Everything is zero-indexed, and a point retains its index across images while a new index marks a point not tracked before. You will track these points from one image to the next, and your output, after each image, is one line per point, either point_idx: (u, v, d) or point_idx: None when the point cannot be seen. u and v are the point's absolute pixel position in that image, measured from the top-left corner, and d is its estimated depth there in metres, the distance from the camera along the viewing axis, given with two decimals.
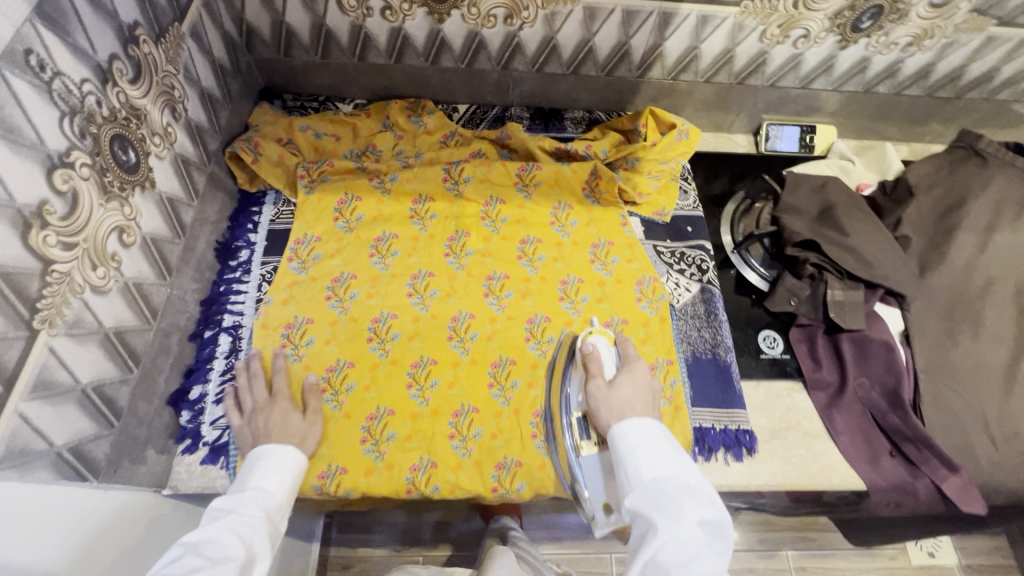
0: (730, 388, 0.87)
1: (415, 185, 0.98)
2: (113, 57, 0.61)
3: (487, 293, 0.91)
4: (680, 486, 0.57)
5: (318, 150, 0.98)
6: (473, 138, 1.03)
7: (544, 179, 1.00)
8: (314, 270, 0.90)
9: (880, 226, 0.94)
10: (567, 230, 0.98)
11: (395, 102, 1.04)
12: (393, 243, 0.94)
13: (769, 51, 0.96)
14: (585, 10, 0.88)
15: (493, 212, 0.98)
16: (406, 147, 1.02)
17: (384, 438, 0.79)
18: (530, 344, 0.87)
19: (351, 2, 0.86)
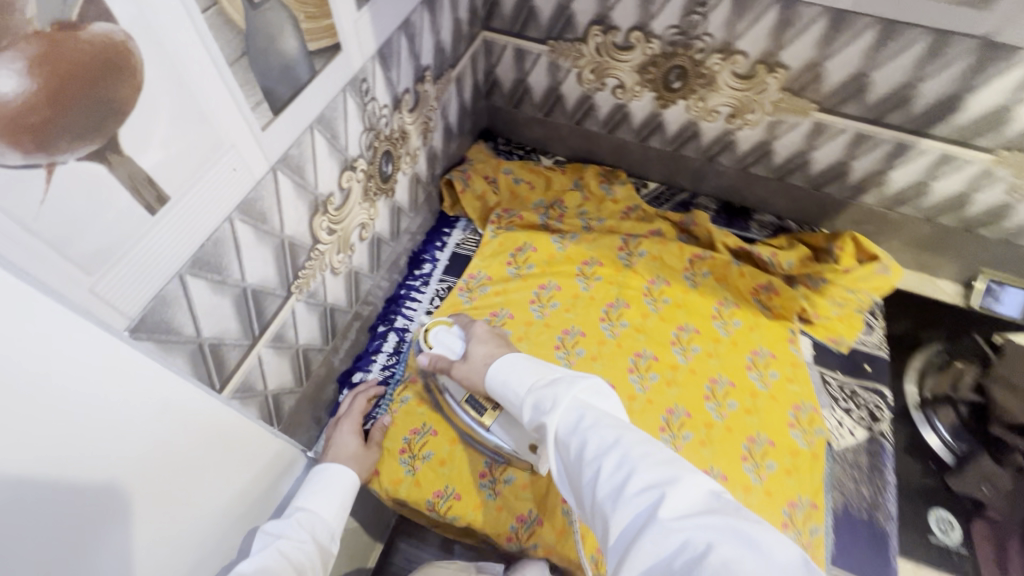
0: (884, 559, 0.76)
1: (589, 247, 1.02)
2: (406, 90, 0.74)
3: (631, 369, 0.91)
4: (552, 380, 0.60)
5: (513, 195, 1.07)
6: (655, 216, 1.06)
7: (715, 271, 1.00)
8: (479, 298, 0.97)
9: None
10: (728, 329, 0.95)
11: (592, 166, 1.11)
12: (554, 295, 0.98)
13: (1014, 205, 0.87)
14: (813, 125, 0.87)
15: (656, 291, 0.98)
16: (590, 210, 1.07)
17: (502, 480, 0.81)
18: (663, 434, 0.86)
19: (589, 76, 0.95)
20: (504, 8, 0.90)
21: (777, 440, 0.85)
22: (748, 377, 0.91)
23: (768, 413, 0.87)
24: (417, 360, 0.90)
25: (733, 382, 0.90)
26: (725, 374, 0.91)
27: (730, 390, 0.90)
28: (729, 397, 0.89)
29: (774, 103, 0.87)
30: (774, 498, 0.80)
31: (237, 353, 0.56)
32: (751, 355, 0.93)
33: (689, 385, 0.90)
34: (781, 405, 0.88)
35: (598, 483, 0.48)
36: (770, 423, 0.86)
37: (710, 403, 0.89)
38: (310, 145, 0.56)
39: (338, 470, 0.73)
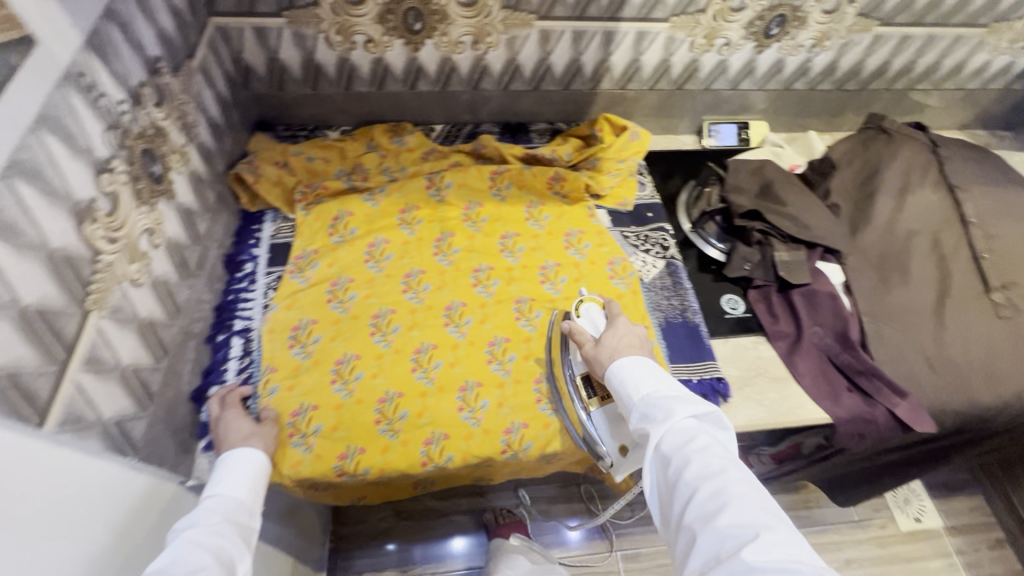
0: (699, 343, 0.97)
1: (402, 196, 1.08)
2: (142, 84, 0.71)
3: (475, 284, 1.00)
4: (675, 401, 0.68)
5: (312, 172, 1.08)
6: (450, 151, 1.15)
7: (515, 180, 1.12)
8: (314, 276, 0.98)
9: (812, 197, 1.09)
10: (541, 223, 1.09)
11: (378, 125, 1.15)
12: (385, 248, 1.03)
13: (699, 59, 1.12)
14: (540, 33, 1.03)
15: (473, 214, 1.08)
16: (391, 164, 1.13)
17: (398, 418, 0.85)
18: (520, 322, 0.96)
19: (337, 38, 0.99)
20: None
21: (605, 292, 1.01)
22: (568, 254, 1.06)
23: (591, 276, 1.03)
24: (272, 352, 0.89)
25: (559, 261, 1.05)
26: (551, 258, 1.05)
27: (559, 269, 1.04)
28: (560, 274, 1.03)
29: (503, 22, 1.00)
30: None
31: (44, 382, 0.52)
32: (565, 236, 1.08)
33: (525, 277, 1.02)
34: (599, 265, 1.05)
35: (692, 506, 0.59)
36: (595, 282, 1.02)
37: (546, 284, 1.01)
38: (42, 147, 0.53)
39: (245, 453, 0.74)
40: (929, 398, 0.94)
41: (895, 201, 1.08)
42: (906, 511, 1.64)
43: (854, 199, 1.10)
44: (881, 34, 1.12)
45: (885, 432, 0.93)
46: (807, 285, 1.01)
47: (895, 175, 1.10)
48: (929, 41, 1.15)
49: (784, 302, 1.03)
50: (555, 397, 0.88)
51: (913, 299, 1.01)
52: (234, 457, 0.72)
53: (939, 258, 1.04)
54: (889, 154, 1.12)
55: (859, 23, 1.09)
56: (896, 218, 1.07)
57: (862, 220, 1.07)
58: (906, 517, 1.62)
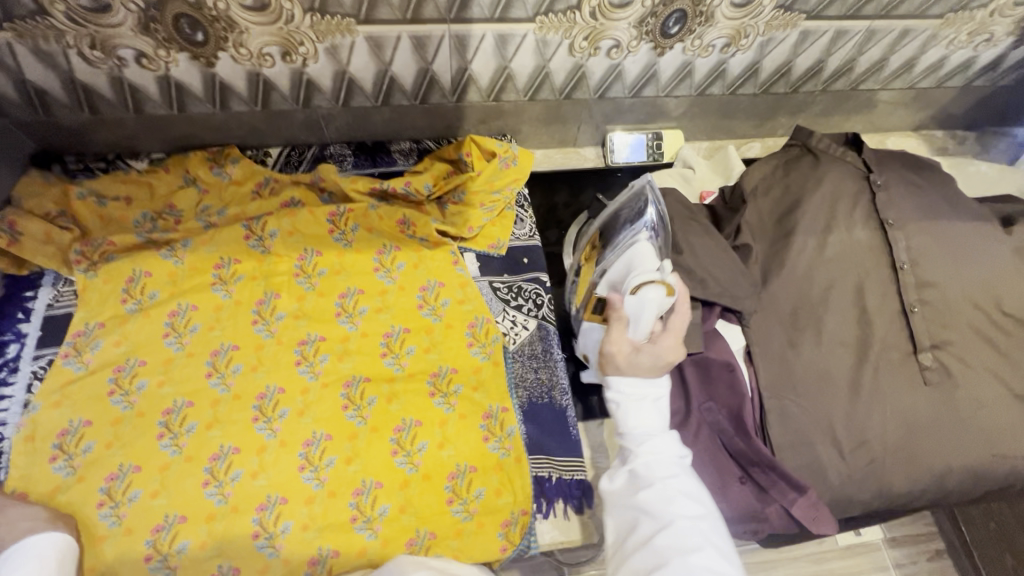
0: (565, 433, 0.81)
1: (215, 249, 0.88)
2: None
3: (299, 361, 0.82)
4: (659, 429, 0.67)
5: (105, 220, 0.88)
6: (287, 184, 0.94)
7: (363, 221, 0.92)
8: (93, 360, 0.79)
9: (718, 238, 0.90)
10: (392, 276, 0.90)
11: (194, 153, 0.94)
12: (191, 317, 0.84)
13: (584, 64, 0.90)
14: (368, 40, 0.80)
15: (309, 266, 0.89)
16: (211, 202, 0.92)
17: (175, 551, 0.69)
18: (348, 413, 0.79)
19: (95, 54, 0.76)
20: None
21: (459, 366, 0.83)
22: (421, 315, 0.87)
23: (446, 344, 0.85)
24: (26, 469, 0.72)
25: (408, 326, 0.86)
26: (398, 323, 0.86)
27: (407, 336, 0.86)
28: (407, 344, 0.85)
29: (313, 29, 0.77)
30: (469, 420, 0.80)
31: None
32: (420, 292, 0.89)
33: (363, 350, 0.84)
34: (457, 329, 0.87)
35: (658, 538, 0.60)
36: (448, 353, 0.84)
37: (387, 359, 0.84)
38: None
39: (45, 537, 0.64)
40: (833, 490, 0.80)
41: (816, 241, 0.90)
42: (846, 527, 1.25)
43: (769, 237, 0.92)
44: (808, 29, 0.90)
45: (781, 529, 0.80)
46: (700, 354, 0.84)
47: (818, 207, 0.91)
48: (870, 35, 0.93)
49: (674, 371, 0.86)
50: (375, 515, 0.73)
51: (826, 365, 0.85)
52: (34, 545, 0.63)
53: (861, 313, 0.88)
54: (814, 181, 0.92)
55: (779, 17, 0.87)
56: (816, 263, 0.89)
57: (775, 266, 0.89)
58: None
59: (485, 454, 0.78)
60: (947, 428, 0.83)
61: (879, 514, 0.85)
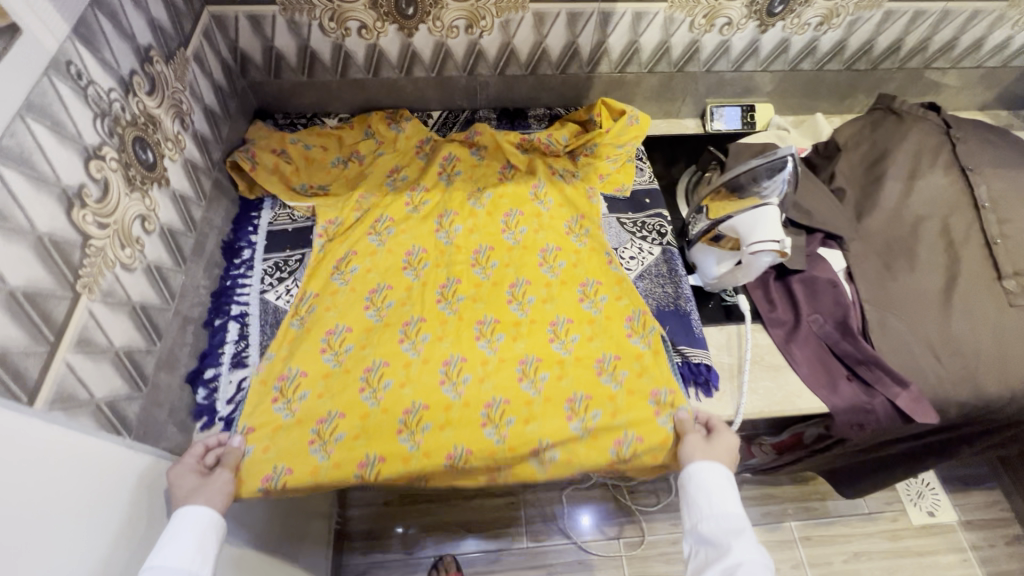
0: (689, 330, 0.95)
1: (409, 238, 1.00)
2: (133, 72, 0.72)
3: (474, 262, 0.98)
4: (741, 534, 0.72)
5: (309, 161, 1.09)
6: (443, 143, 1.13)
7: (531, 222, 1.02)
8: (322, 252, 0.98)
9: (816, 182, 1.06)
10: (555, 270, 0.97)
11: (375, 114, 1.15)
12: (390, 224, 1.01)
13: (699, 40, 1.09)
14: (534, 15, 1.01)
15: (483, 259, 0.98)
16: (388, 153, 1.11)
17: (381, 386, 0.84)
18: (512, 305, 0.93)
19: (331, 24, 0.99)
20: None
21: (601, 278, 0.96)
22: (570, 239, 1.00)
23: (589, 263, 0.98)
24: (254, 408, 0.81)
25: (571, 317, 0.92)
26: (550, 241, 1.00)
27: (571, 326, 0.91)
28: (558, 259, 0.98)
29: (495, 5, 0.98)
30: (637, 396, 0.85)
31: (34, 362, 0.54)
32: (581, 287, 0.95)
33: (523, 259, 0.98)
34: (599, 253, 0.99)
35: None
36: (592, 268, 0.97)
37: (544, 268, 0.97)
38: (29, 134, 0.54)
39: (194, 511, 0.68)
40: (932, 389, 0.92)
41: (903, 185, 1.05)
42: (921, 505, 1.62)
43: (860, 183, 1.07)
44: (891, 10, 1.07)
45: (886, 422, 0.91)
46: (807, 272, 0.99)
47: (904, 157, 1.06)
48: (944, 16, 1.10)
49: (783, 288, 1.00)
50: (537, 377, 0.86)
51: (918, 286, 0.98)
52: (188, 523, 0.66)
53: (947, 244, 1.01)
54: (899, 136, 1.08)
55: None
56: (904, 203, 1.04)
57: (868, 205, 1.04)
58: (919, 513, 1.60)
59: (655, 426, 0.83)
60: None
61: (973, 419, 0.96)
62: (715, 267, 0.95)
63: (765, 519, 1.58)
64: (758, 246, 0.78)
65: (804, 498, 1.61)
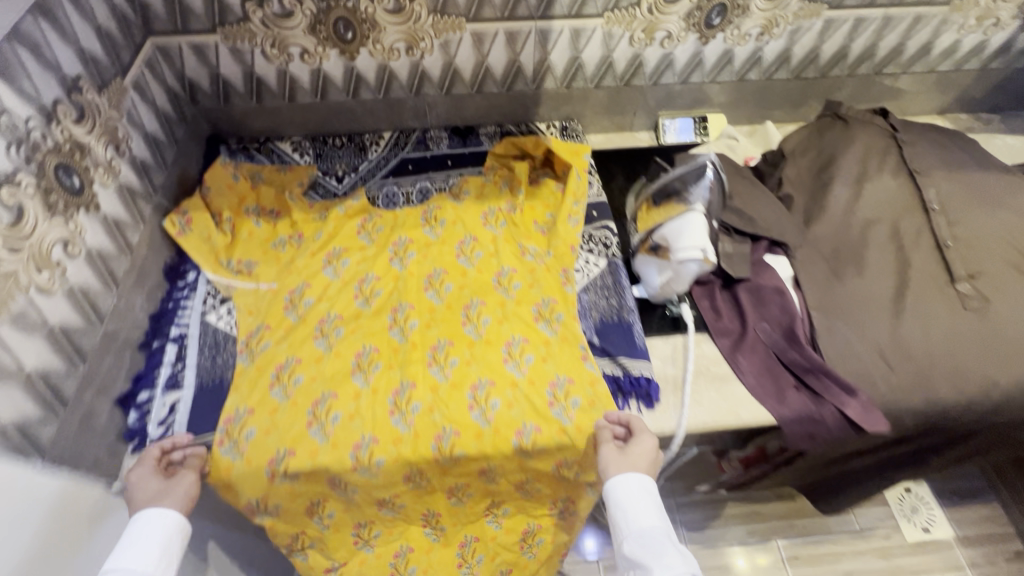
0: (633, 343, 0.94)
1: (359, 337, 0.93)
2: (57, 101, 0.74)
3: (431, 362, 0.90)
4: (677, 560, 0.68)
5: (253, 235, 1.04)
6: (396, 217, 1.09)
7: (495, 312, 0.96)
8: (259, 359, 0.91)
9: (763, 189, 1.06)
10: (522, 368, 0.90)
11: (331, 217, 1.08)
12: (337, 323, 0.95)
13: (642, 54, 1.10)
14: (472, 35, 1.03)
15: (441, 356, 0.91)
16: (340, 242, 1.05)
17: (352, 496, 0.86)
18: (473, 412, 0.86)
19: (273, 51, 1.01)
20: (155, 9, 0.92)
21: (575, 376, 0.89)
22: (538, 328, 0.94)
23: (560, 356, 0.91)
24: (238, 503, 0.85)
25: (540, 424, 0.85)
26: (517, 333, 0.93)
27: (539, 435, 0.84)
28: (525, 353, 0.91)
29: (433, 26, 1.00)
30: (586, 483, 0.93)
31: None
32: (551, 387, 0.88)
33: (486, 355, 0.91)
34: (571, 343, 0.93)
35: None
36: (563, 363, 0.90)
37: (509, 364, 0.90)
38: None
39: (161, 512, 0.70)
40: (883, 397, 0.89)
41: (851, 190, 1.03)
42: (913, 521, 1.44)
43: (808, 190, 1.06)
44: (831, 18, 1.08)
45: (838, 432, 0.88)
46: (752, 281, 0.97)
47: (851, 163, 1.05)
48: (886, 22, 1.10)
49: (730, 298, 0.99)
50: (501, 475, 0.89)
51: (867, 291, 0.96)
52: (154, 525, 0.69)
53: (897, 249, 0.99)
54: (846, 142, 1.07)
55: (805, 7, 1.05)
56: (853, 208, 1.02)
57: (816, 212, 1.03)
58: (913, 529, 1.42)
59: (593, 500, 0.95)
60: (992, 344, 0.91)
61: (932, 427, 0.92)
62: (657, 276, 0.95)
63: (750, 537, 1.40)
64: (686, 258, 0.80)
65: (791, 513, 1.43)
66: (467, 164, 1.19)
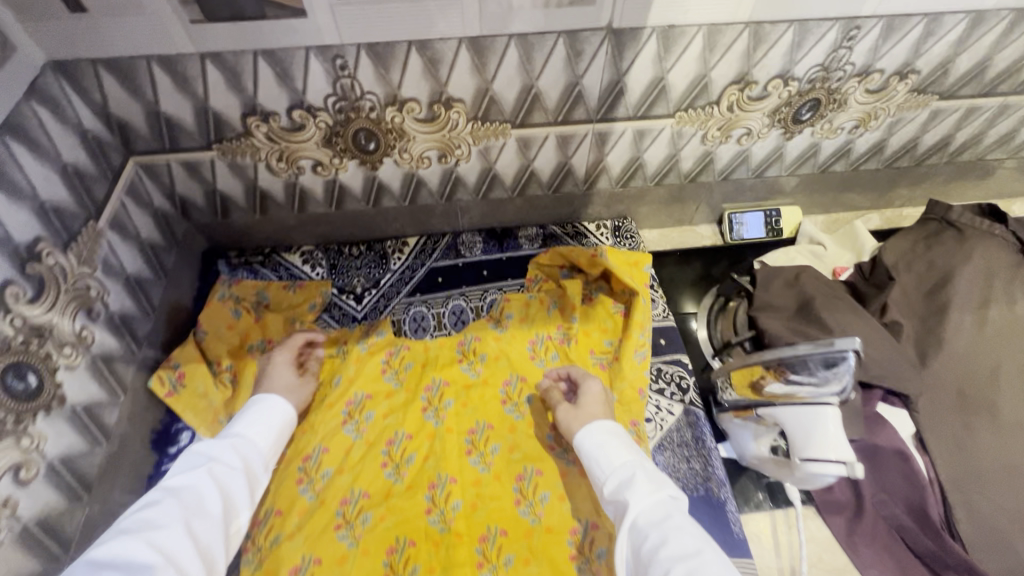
0: (728, 530, 0.75)
1: (391, 526, 0.77)
2: (6, 283, 0.57)
3: (480, 562, 0.75)
4: (641, 474, 0.66)
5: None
6: (427, 351, 0.93)
7: (555, 486, 0.79)
8: (268, 564, 0.73)
9: (867, 317, 0.86)
10: (594, 568, 0.73)
11: (349, 352, 0.91)
12: (364, 505, 0.78)
13: (714, 151, 0.94)
14: (518, 141, 0.86)
15: (492, 553, 0.76)
16: (361, 388, 0.88)
17: None
18: None
19: (280, 165, 0.84)
20: (137, 127, 0.75)
21: None
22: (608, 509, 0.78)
23: None
24: None
25: None
26: (583, 516, 0.77)
27: None
28: (596, 545, 0.75)
29: (471, 134, 0.83)
30: None
31: None
32: None
33: (548, 550, 0.75)
34: None
35: None
36: None
37: (577, 564, 0.74)
38: None
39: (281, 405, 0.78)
40: None
41: (974, 317, 0.86)
42: None
43: (919, 315, 0.89)
44: (940, 108, 0.91)
45: None
46: (868, 442, 0.79)
47: (972, 282, 0.88)
48: (1002, 110, 0.93)
49: None
50: None
51: (1013, 457, 0.78)
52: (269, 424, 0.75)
53: None
54: (962, 256, 0.90)
55: (912, 99, 0.89)
56: (979, 341, 0.85)
57: (933, 345, 0.85)
58: None
59: None
60: None
61: None
62: (752, 442, 0.77)
63: None
64: (817, 466, 0.60)
65: None
66: (505, 273, 1.02)
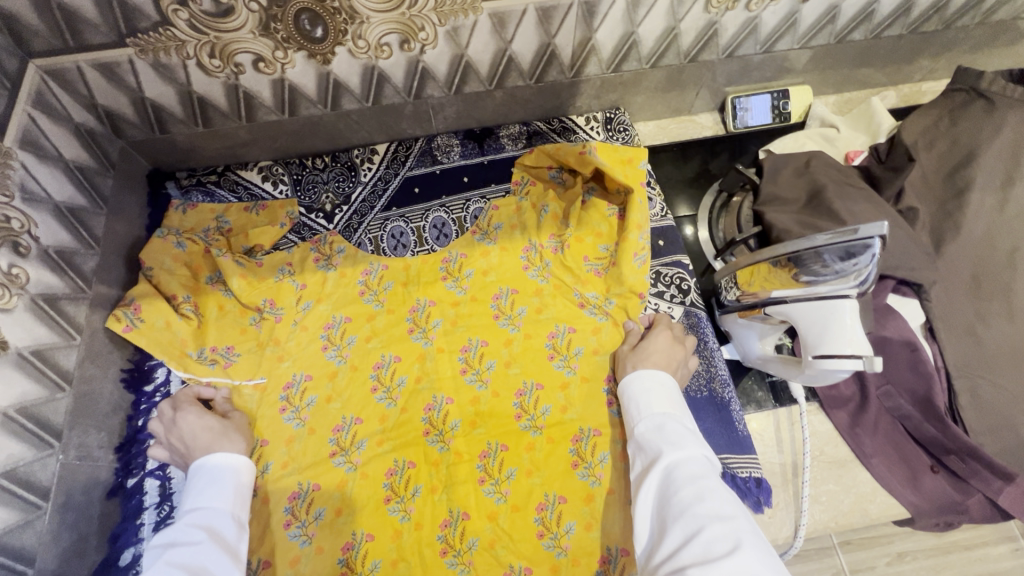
0: (732, 429, 0.74)
1: (388, 450, 0.75)
2: None
3: (483, 478, 0.73)
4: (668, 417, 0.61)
5: (224, 310, 0.81)
6: (404, 269, 0.86)
7: (556, 398, 0.76)
8: (263, 489, 0.72)
9: (879, 200, 0.78)
10: (597, 475, 0.72)
11: (318, 273, 0.85)
12: (357, 431, 0.75)
13: (719, 21, 0.81)
14: (491, 18, 0.73)
15: (495, 468, 0.73)
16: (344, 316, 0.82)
17: None
18: (544, 542, 0.69)
19: (213, 62, 0.72)
20: (27, 21, 0.62)
21: None
22: (611, 414, 0.75)
23: None
24: None
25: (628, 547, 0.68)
26: (587, 424, 0.75)
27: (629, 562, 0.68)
28: (599, 450, 0.73)
29: (436, 10, 0.70)
30: None
31: None
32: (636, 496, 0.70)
33: (552, 461, 0.73)
34: None
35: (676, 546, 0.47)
36: None
37: (580, 472, 0.72)
38: None
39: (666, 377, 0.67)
40: None
41: (996, 197, 0.78)
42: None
43: (936, 199, 0.81)
44: None
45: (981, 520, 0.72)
46: (876, 334, 0.74)
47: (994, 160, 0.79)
48: None
49: None
50: None
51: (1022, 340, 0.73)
52: (225, 453, 0.65)
53: None
54: (989, 130, 0.80)
55: None
56: (996, 223, 0.78)
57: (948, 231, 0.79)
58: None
59: None
60: None
61: None
62: (757, 343, 0.73)
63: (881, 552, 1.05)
64: (833, 363, 0.56)
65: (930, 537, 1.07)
66: (487, 179, 0.92)
